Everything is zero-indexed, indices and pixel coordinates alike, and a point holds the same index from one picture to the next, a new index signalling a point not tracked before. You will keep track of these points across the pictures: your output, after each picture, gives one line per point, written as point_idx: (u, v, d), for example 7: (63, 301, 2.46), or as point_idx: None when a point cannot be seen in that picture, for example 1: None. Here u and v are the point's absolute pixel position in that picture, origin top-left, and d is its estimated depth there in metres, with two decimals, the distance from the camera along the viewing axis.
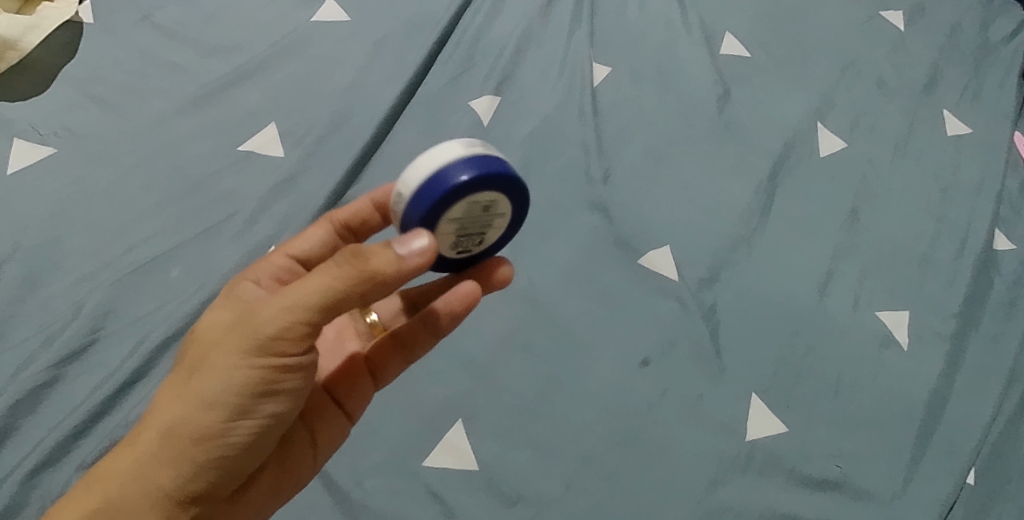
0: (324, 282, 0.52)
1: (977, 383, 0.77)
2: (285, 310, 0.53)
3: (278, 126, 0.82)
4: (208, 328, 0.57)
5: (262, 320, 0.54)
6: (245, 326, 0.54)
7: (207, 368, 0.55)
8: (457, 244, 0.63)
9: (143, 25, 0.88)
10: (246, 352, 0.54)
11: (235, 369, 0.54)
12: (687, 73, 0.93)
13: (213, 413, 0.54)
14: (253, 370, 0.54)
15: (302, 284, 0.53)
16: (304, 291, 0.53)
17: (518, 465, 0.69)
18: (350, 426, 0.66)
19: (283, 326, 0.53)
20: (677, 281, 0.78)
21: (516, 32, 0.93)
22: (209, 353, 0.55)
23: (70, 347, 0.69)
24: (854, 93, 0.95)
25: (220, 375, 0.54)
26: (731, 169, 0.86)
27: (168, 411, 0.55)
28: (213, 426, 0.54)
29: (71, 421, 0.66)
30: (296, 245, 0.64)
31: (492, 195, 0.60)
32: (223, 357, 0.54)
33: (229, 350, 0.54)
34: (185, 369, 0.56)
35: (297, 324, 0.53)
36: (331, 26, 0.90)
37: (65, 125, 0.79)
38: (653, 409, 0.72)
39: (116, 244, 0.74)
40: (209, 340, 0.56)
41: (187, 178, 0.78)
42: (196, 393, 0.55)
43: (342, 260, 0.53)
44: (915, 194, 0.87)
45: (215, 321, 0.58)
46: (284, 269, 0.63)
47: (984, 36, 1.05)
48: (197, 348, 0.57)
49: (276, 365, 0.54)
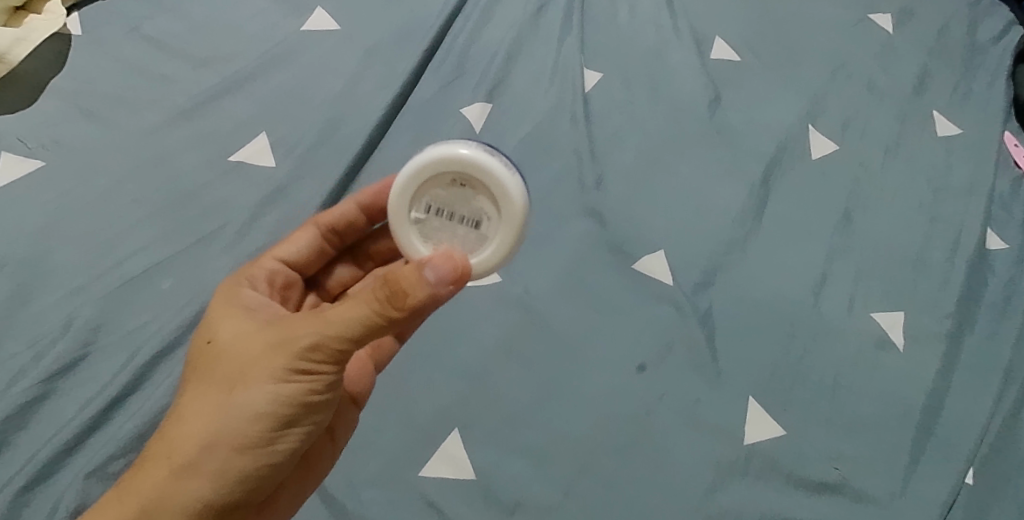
0: (365, 308, 0.52)
1: (973, 383, 0.77)
2: (328, 336, 0.53)
3: (268, 136, 0.82)
4: (235, 342, 0.56)
5: (303, 343, 0.53)
6: (285, 346, 0.54)
7: (245, 384, 0.54)
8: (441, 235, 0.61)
9: (132, 36, 0.87)
10: (286, 374, 0.54)
11: (274, 388, 0.54)
12: (678, 78, 0.93)
13: (254, 427, 0.55)
14: (294, 388, 0.54)
15: (342, 309, 0.53)
16: (346, 321, 0.52)
17: (516, 474, 0.69)
18: (357, 413, 0.67)
19: (325, 351, 0.53)
20: (672, 285, 0.78)
21: (507, 39, 0.93)
22: (245, 368, 0.55)
23: (60, 361, 0.68)
24: (844, 96, 0.95)
25: (257, 394, 0.54)
26: (723, 172, 0.87)
27: (204, 425, 0.54)
28: (255, 440, 0.55)
29: (62, 437, 0.65)
30: (286, 249, 0.66)
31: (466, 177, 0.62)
32: (264, 375, 0.54)
33: (269, 369, 0.54)
34: (215, 380, 0.56)
35: (336, 350, 0.53)
36: (321, 35, 0.89)
37: (54, 137, 0.79)
38: (651, 414, 0.72)
39: (106, 256, 0.73)
40: (240, 354, 0.56)
41: (178, 189, 0.78)
42: (235, 408, 0.54)
43: (381, 295, 0.52)
44: (907, 194, 0.88)
45: (245, 333, 0.57)
46: (274, 274, 0.65)
47: (971, 38, 1.06)
48: (226, 359, 0.56)
49: (317, 384, 0.55)
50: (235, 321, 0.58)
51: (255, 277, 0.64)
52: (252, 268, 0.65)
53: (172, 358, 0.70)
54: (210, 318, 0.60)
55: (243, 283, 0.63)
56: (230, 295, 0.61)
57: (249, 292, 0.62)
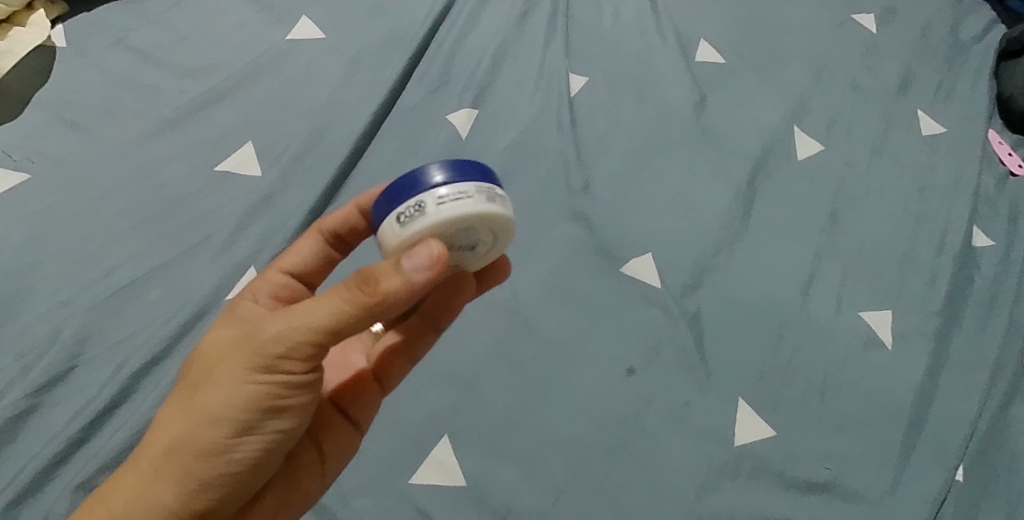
0: (332, 297, 0.51)
1: (961, 380, 0.77)
2: (292, 330, 0.52)
3: (255, 145, 0.82)
4: (212, 344, 0.56)
5: (267, 339, 0.52)
6: (251, 342, 0.53)
7: (210, 383, 0.54)
8: None
9: (117, 47, 0.87)
10: (250, 370, 0.53)
11: (238, 388, 0.53)
12: (663, 81, 0.93)
13: (218, 431, 0.53)
14: (258, 389, 0.53)
15: (308, 303, 0.52)
16: (312, 312, 0.51)
17: (506, 479, 0.69)
18: (358, 436, 0.65)
19: (289, 346, 0.52)
20: (660, 288, 0.78)
21: (492, 45, 0.93)
22: (214, 368, 0.54)
23: (47, 374, 0.68)
24: (829, 97, 0.96)
25: (221, 392, 0.53)
26: (710, 174, 0.87)
27: (172, 425, 0.54)
28: (215, 444, 0.53)
29: (49, 450, 0.64)
30: (289, 260, 0.65)
31: None
32: (229, 375, 0.53)
33: (235, 368, 0.53)
34: (189, 384, 0.55)
35: (300, 345, 0.52)
36: (305, 43, 0.89)
37: (39, 150, 0.79)
38: (641, 417, 0.72)
39: (92, 268, 0.73)
40: (213, 354, 0.55)
41: (165, 199, 0.78)
42: (199, 410, 0.53)
43: (352, 282, 0.51)
44: (893, 193, 0.88)
45: (223, 336, 0.57)
46: (279, 287, 0.64)
47: (955, 37, 1.06)
48: (202, 361, 0.56)
49: (282, 385, 0.54)
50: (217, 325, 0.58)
51: (257, 288, 0.63)
52: (258, 279, 0.64)
53: (161, 369, 0.70)
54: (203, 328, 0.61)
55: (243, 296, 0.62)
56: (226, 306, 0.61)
57: (250, 300, 0.62)
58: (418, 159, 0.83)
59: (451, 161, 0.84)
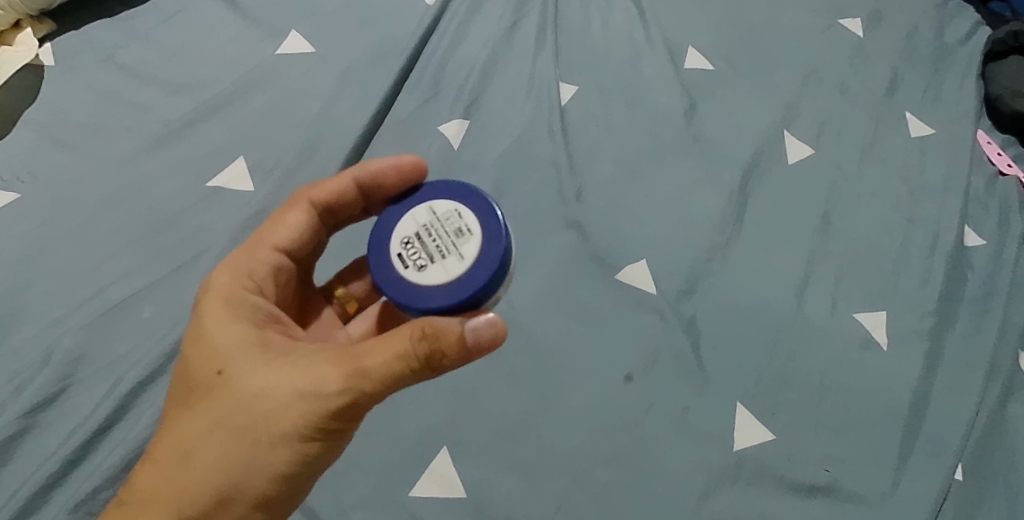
0: (399, 362, 0.53)
1: (958, 379, 0.77)
2: (358, 391, 0.53)
3: (246, 160, 0.82)
4: (247, 382, 0.55)
5: (331, 394, 0.53)
6: (308, 394, 0.53)
7: (263, 434, 0.54)
8: (407, 245, 0.60)
9: (106, 65, 0.87)
10: (309, 426, 0.54)
11: (296, 442, 0.54)
12: (653, 88, 0.94)
13: (270, 483, 0.54)
14: (312, 442, 0.55)
15: (374, 359, 0.53)
16: (377, 375, 0.53)
17: (507, 489, 0.68)
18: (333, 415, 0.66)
19: (350, 405, 0.54)
20: (656, 295, 0.78)
21: (482, 56, 0.93)
22: (264, 414, 0.54)
23: (41, 394, 0.67)
24: (818, 100, 0.96)
25: (277, 446, 0.54)
26: (702, 180, 0.87)
27: (222, 473, 0.54)
28: (269, 493, 0.55)
29: (45, 470, 0.64)
30: (280, 235, 0.63)
31: (474, 225, 0.59)
32: (285, 426, 0.54)
33: (293, 419, 0.54)
34: (231, 425, 0.54)
35: (361, 405, 0.54)
36: (295, 58, 0.89)
37: (29, 169, 0.78)
38: (640, 423, 0.72)
39: (85, 286, 0.73)
40: (256, 398, 0.54)
41: (157, 216, 0.78)
42: (251, 458, 0.54)
43: (422, 354, 0.53)
44: (884, 195, 0.89)
45: (260, 369, 0.55)
46: (279, 268, 0.62)
47: (940, 38, 1.07)
48: (241, 397, 0.54)
49: (331, 439, 0.55)
50: (241, 350, 0.56)
51: (249, 274, 0.60)
52: (249, 261, 0.61)
53: (156, 386, 0.69)
54: (213, 338, 0.56)
55: (248, 292, 0.59)
56: (237, 316, 0.57)
57: (252, 297, 0.59)
58: None
59: (443, 172, 0.84)
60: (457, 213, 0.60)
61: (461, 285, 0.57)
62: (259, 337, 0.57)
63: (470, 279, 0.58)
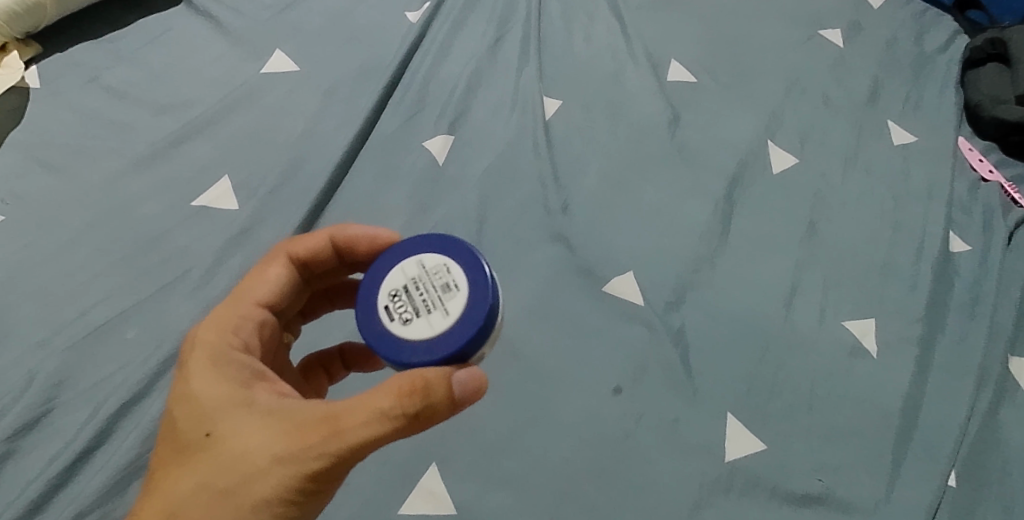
0: (386, 419, 0.50)
1: (947, 385, 0.77)
2: (341, 452, 0.50)
3: (231, 179, 0.82)
4: (233, 442, 0.52)
5: (314, 457, 0.50)
6: (291, 456, 0.51)
7: (247, 498, 0.51)
8: (396, 297, 0.56)
9: (90, 86, 0.87)
10: (292, 490, 0.51)
11: (278, 506, 0.51)
12: (636, 100, 0.94)
13: None
14: (294, 505, 0.52)
15: (357, 418, 0.50)
16: (363, 434, 0.50)
17: (497, 505, 0.68)
18: None
19: (333, 467, 0.51)
20: (643, 306, 0.78)
21: (466, 72, 0.94)
22: (246, 478, 0.51)
23: (22, 418, 0.66)
24: (801, 110, 0.97)
25: (260, 510, 0.51)
26: (686, 191, 0.87)
27: None
28: None
29: (27, 496, 0.63)
30: (262, 291, 0.61)
31: (461, 279, 0.56)
32: (267, 490, 0.51)
33: (276, 481, 0.51)
34: (212, 488, 0.51)
35: (345, 465, 0.51)
36: (279, 77, 0.90)
37: (13, 192, 0.78)
38: (630, 436, 0.71)
39: (68, 308, 0.72)
40: (241, 460, 0.51)
41: (142, 236, 0.77)
42: None
43: (410, 410, 0.50)
44: (869, 203, 0.89)
45: (246, 428, 0.52)
46: (263, 324, 0.60)
47: (920, 47, 1.08)
48: (225, 460, 0.52)
49: (314, 499, 0.53)
50: (226, 409, 0.53)
51: (234, 330, 0.58)
52: (233, 316, 0.59)
53: (140, 408, 0.68)
54: (198, 397, 0.54)
55: (234, 348, 0.57)
56: (222, 374, 0.55)
57: (236, 353, 0.56)
58: (395, 188, 0.83)
59: (428, 188, 0.84)
60: (445, 268, 0.56)
61: (446, 339, 0.54)
62: (244, 394, 0.54)
63: (454, 336, 0.54)
